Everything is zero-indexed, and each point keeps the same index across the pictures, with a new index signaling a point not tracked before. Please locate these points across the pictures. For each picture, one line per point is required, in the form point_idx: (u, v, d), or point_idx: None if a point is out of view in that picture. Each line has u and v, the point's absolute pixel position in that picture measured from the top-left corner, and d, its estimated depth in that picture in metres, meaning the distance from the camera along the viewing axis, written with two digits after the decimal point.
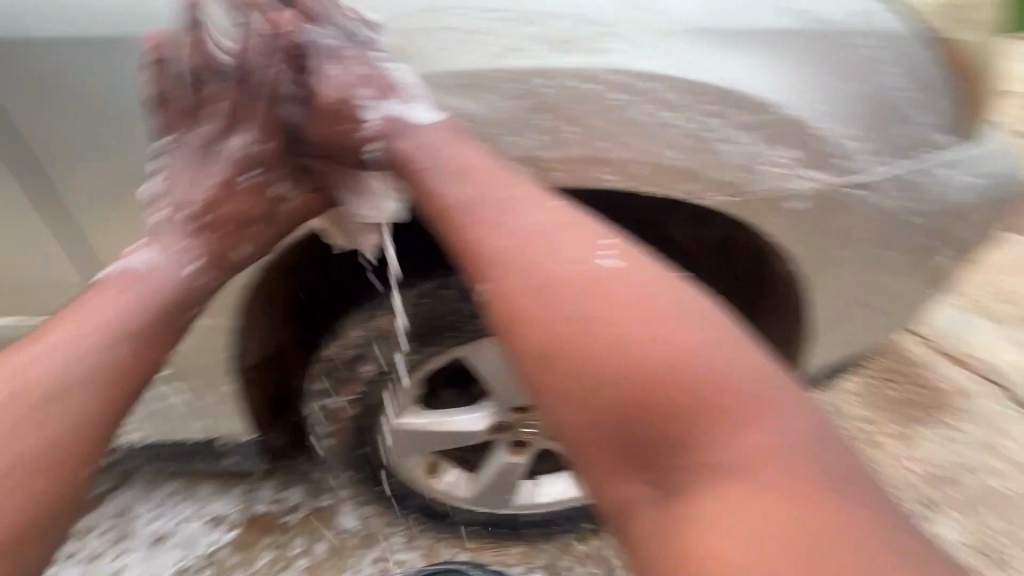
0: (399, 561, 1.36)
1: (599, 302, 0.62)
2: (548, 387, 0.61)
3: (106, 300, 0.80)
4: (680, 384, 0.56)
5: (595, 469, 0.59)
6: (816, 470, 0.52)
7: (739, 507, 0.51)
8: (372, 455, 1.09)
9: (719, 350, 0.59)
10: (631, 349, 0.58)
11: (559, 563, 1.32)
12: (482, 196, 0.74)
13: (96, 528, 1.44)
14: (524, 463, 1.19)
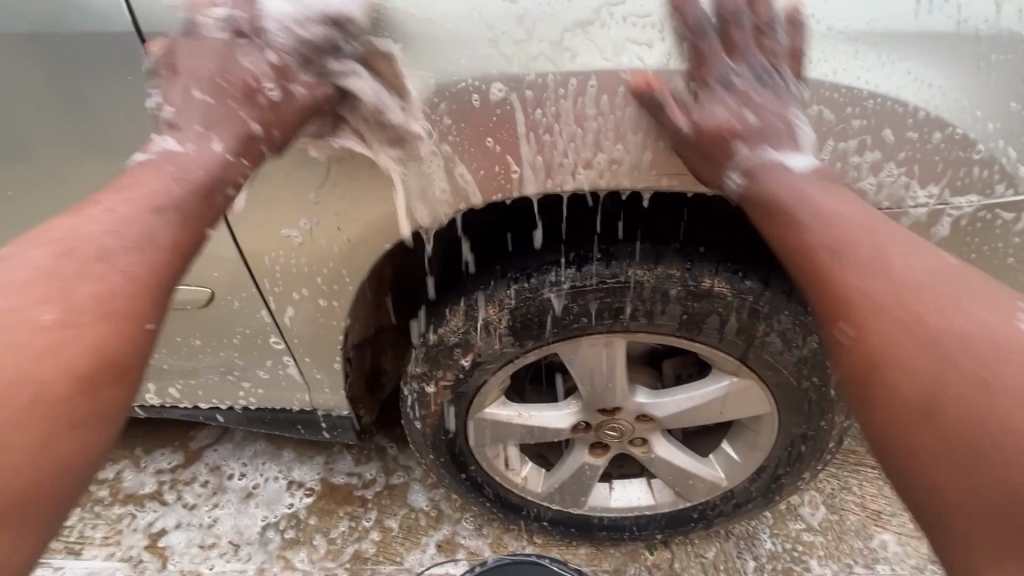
0: (466, 546, 1.38)
1: (938, 314, 0.58)
2: (878, 392, 0.60)
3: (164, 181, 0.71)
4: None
5: (926, 488, 0.55)
6: None
7: None
8: (455, 442, 1.12)
9: None
10: (987, 363, 0.53)
11: (626, 570, 1.31)
12: (800, 200, 0.71)
13: (193, 480, 1.56)
14: (602, 466, 1.19)
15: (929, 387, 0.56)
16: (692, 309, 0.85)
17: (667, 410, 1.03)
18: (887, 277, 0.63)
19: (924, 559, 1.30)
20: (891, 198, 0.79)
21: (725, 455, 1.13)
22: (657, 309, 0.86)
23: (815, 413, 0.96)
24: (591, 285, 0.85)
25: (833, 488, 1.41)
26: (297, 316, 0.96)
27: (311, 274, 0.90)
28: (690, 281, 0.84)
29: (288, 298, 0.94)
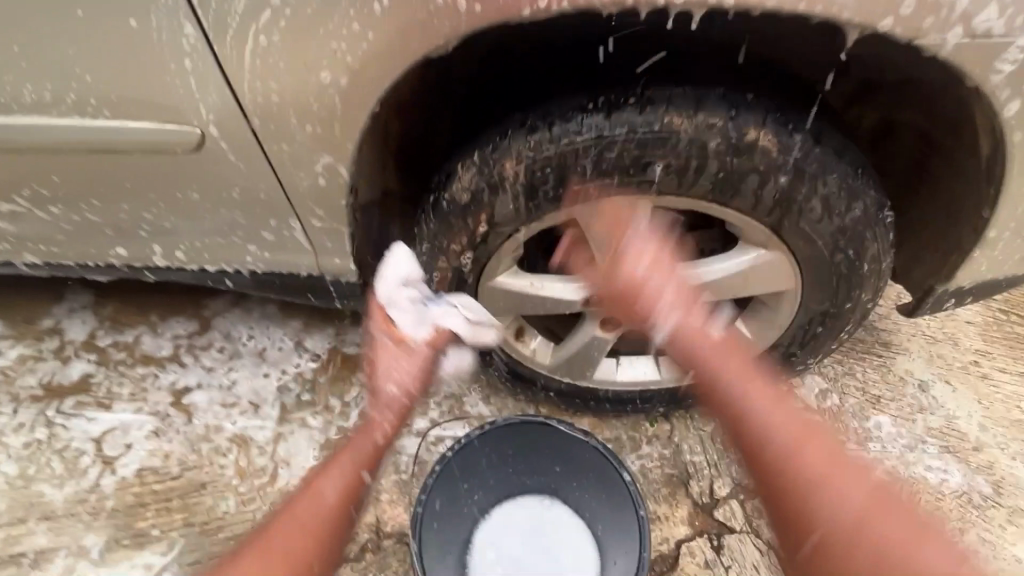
0: (474, 413, 1.43)
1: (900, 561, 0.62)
2: None
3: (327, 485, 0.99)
4: None
5: None
6: None
7: None
8: (466, 312, 1.10)
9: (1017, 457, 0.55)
10: None
11: (626, 438, 1.36)
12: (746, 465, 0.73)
13: (210, 346, 1.60)
14: (611, 340, 1.19)
15: None
16: (731, 166, 0.79)
17: (686, 284, 0.99)
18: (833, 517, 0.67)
19: (917, 439, 1.34)
20: (978, 22, 0.69)
21: (737, 334, 1.11)
22: (691, 167, 0.80)
23: (843, 286, 0.91)
24: (625, 136, 0.78)
25: (834, 373, 1.44)
26: (294, 166, 0.88)
27: (316, 113, 0.81)
28: (733, 134, 0.77)
29: (288, 146, 0.85)
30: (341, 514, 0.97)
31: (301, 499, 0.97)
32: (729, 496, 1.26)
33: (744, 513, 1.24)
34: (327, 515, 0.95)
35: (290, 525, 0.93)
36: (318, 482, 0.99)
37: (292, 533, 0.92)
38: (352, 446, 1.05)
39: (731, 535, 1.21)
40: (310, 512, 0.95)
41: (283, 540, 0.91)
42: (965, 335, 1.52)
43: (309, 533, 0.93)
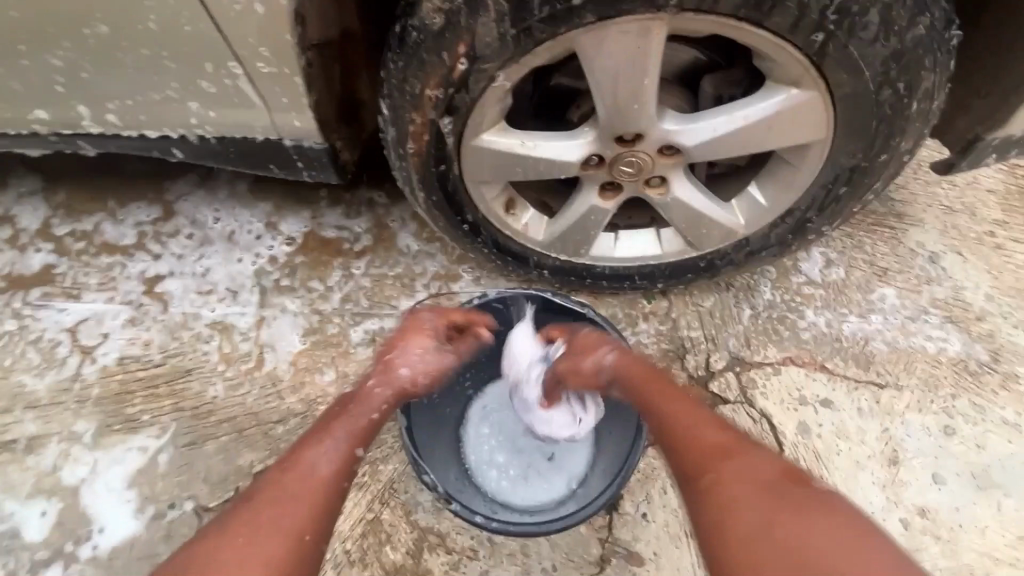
0: (462, 295, 1.37)
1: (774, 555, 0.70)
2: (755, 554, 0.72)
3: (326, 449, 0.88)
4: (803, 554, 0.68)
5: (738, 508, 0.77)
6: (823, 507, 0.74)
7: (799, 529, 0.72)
8: (449, 179, 0.97)
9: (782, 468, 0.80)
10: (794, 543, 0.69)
11: (622, 316, 1.31)
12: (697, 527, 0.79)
13: (177, 232, 1.48)
14: (611, 211, 1.08)
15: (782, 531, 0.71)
16: None
17: (699, 139, 0.86)
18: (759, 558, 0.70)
19: (920, 310, 1.30)
20: None
21: (749, 199, 1.01)
22: None
23: (884, 134, 0.81)
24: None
25: (842, 246, 1.36)
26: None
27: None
28: None
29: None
30: (335, 490, 0.85)
31: (278, 474, 0.84)
32: (724, 369, 1.24)
33: (739, 384, 1.22)
34: (299, 513, 0.80)
35: (271, 493, 0.81)
36: (305, 450, 0.87)
37: (250, 530, 0.77)
38: (348, 414, 0.95)
39: (725, 406, 1.20)
40: (271, 511, 0.79)
41: (244, 530, 0.77)
42: (984, 205, 1.43)
43: (275, 515, 0.79)
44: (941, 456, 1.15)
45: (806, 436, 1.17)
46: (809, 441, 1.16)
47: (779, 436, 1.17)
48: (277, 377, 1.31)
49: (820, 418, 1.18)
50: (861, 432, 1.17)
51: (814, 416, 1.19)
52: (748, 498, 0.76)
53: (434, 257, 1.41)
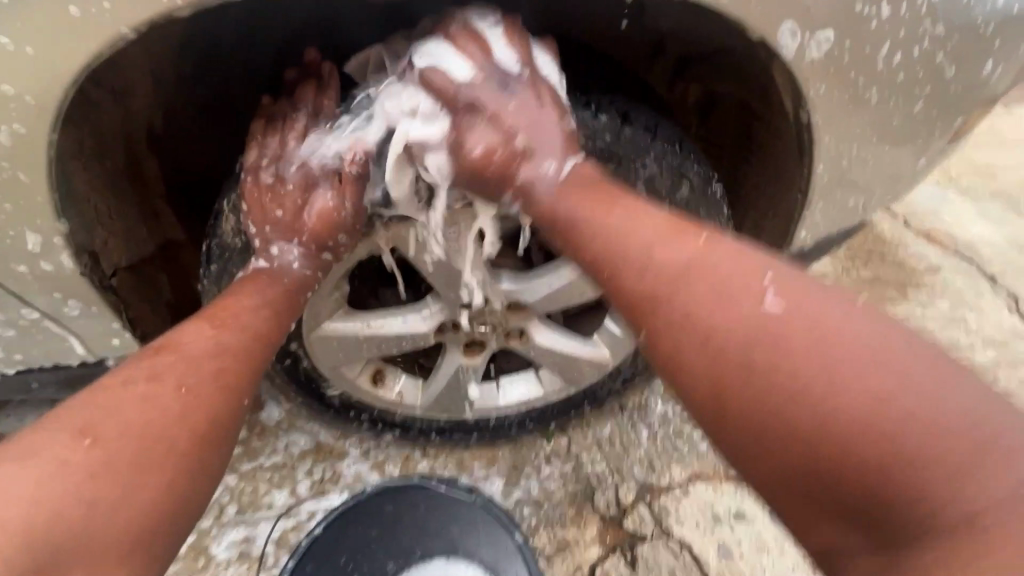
0: (347, 474, 1.25)
1: (824, 401, 0.49)
2: (724, 395, 0.55)
3: (172, 360, 0.64)
4: (863, 438, 0.46)
5: (720, 387, 0.56)
6: (832, 355, 0.50)
7: (798, 397, 0.50)
8: (299, 368, 0.93)
9: (840, 338, 0.51)
10: (847, 417, 0.48)
11: (525, 462, 1.25)
12: (696, 332, 0.59)
13: None
14: (481, 367, 1.06)
15: (792, 427, 0.50)
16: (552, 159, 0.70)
17: (538, 293, 0.90)
18: (756, 358, 0.54)
19: None
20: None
21: (609, 332, 1.04)
22: None
23: None
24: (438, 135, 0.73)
25: None
26: None
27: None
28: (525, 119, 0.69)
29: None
30: (180, 423, 0.60)
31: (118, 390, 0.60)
32: (636, 501, 1.19)
33: (653, 516, 1.17)
34: (149, 419, 0.59)
35: (134, 376, 0.62)
36: (164, 351, 0.65)
37: (108, 410, 0.58)
38: (219, 316, 0.71)
39: (643, 543, 1.14)
40: (137, 389, 0.60)
41: (96, 426, 0.56)
42: None
43: (119, 479, 0.54)
44: None
45: (728, 558, 1.12)
46: (732, 564, 1.11)
47: (703, 567, 1.11)
48: None
49: (738, 535, 1.15)
50: (779, 541, 1.14)
51: (732, 535, 1.15)
52: (724, 363, 0.56)
53: (314, 436, 1.30)
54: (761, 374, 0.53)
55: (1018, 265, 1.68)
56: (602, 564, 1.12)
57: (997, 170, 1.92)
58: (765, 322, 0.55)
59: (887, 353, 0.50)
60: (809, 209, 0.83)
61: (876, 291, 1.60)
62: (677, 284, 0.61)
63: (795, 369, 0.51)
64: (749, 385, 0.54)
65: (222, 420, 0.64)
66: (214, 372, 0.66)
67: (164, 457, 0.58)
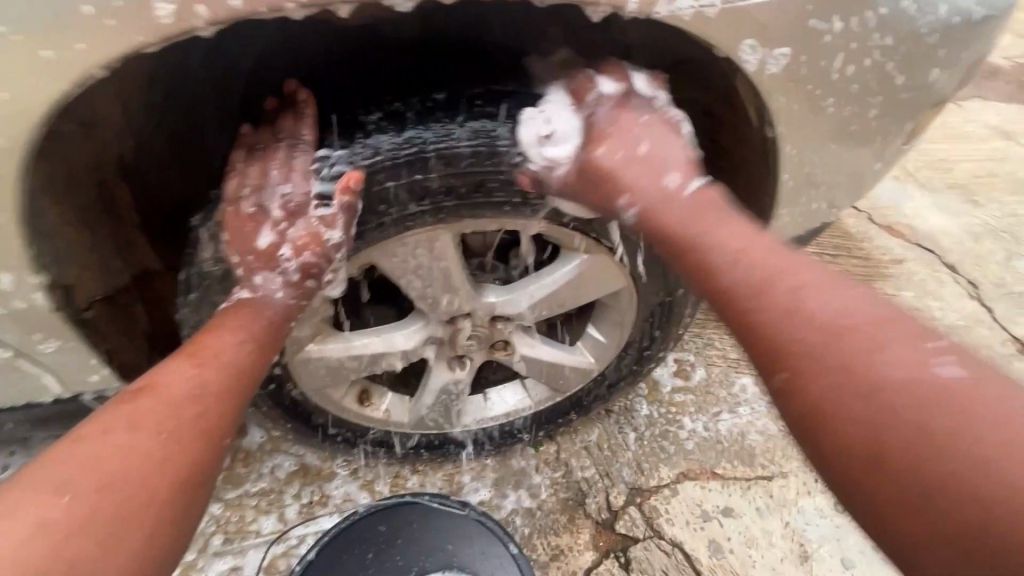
0: (336, 495, 1.24)
1: (930, 424, 0.49)
2: (822, 399, 0.55)
3: (152, 403, 0.63)
4: (965, 471, 0.47)
5: (815, 390, 0.56)
6: (940, 386, 0.51)
7: (901, 413, 0.51)
8: (283, 393, 0.92)
9: (955, 375, 0.52)
10: (950, 444, 0.48)
11: (515, 472, 1.25)
12: (796, 340, 0.58)
13: None
14: (467, 380, 1.07)
15: (898, 443, 0.50)
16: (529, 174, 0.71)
17: (521, 305, 0.91)
18: (859, 370, 0.54)
19: None
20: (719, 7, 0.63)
21: (592, 340, 1.05)
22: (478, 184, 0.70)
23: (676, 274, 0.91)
24: (416, 148, 0.67)
25: (697, 346, 1.46)
26: None
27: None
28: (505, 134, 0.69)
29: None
30: (160, 467, 0.59)
31: (95, 437, 0.59)
32: (626, 504, 1.20)
33: (644, 517, 1.18)
34: (129, 470, 0.57)
35: (113, 424, 0.60)
36: (145, 393, 0.64)
37: (87, 462, 0.56)
38: (200, 355, 0.70)
39: (636, 546, 1.15)
40: (116, 435, 0.59)
41: (76, 479, 0.55)
42: None
43: (96, 531, 0.52)
44: (844, 536, 1.17)
45: (719, 555, 1.14)
46: (723, 560, 1.14)
47: (696, 565, 1.13)
48: None
49: (727, 531, 1.17)
50: (767, 535, 1.17)
51: (721, 531, 1.17)
52: (824, 373, 0.56)
53: (301, 459, 1.28)
54: (865, 386, 0.53)
55: (976, 253, 1.76)
56: (597, 569, 1.12)
57: (951, 163, 2.01)
58: (880, 344, 0.55)
59: (996, 395, 0.50)
60: (776, 215, 0.88)
61: None
62: (787, 290, 0.61)
63: (903, 391, 0.52)
64: (846, 392, 0.54)
65: (204, 464, 0.62)
66: (194, 417, 0.64)
67: (145, 505, 0.56)
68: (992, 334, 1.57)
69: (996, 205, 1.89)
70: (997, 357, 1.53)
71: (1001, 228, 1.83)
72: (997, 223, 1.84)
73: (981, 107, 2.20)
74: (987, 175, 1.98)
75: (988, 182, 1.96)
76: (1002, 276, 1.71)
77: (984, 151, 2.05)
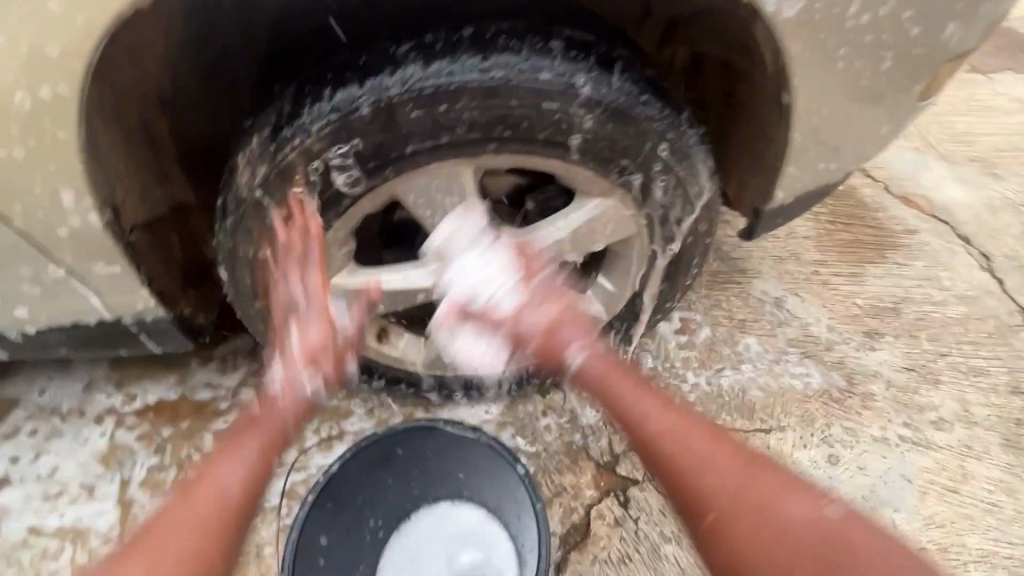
0: (352, 431, 1.31)
1: (829, 561, 0.99)
2: (754, 556, 1.04)
3: (235, 454, 0.91)
4: (822, 563, 0.99)
5: (774, 550, 1.02)
6: (829, 535, 1.02)
7: (805, 558, 1.00)
8: (308, 324, 0.97)
9: (857, 522, 1.03)
10: (844, 568, 0.97)
11: (521, 416, 1.31)
12: (742, 524, 1.06)
13: (18, 431, 1.32)
14: (480, 322, 1.11)
15: (818, 555, 0.99)
16: (550, 110, 0.73)
17: (533, 247, 0.94)
18: (821, 554, 0.99)
19: (780, 351, 1.43)
20: None
21: (601, 288, 1.10)
22: (501, 119, 0.72)
23: (687, 220, 0.94)
24: (440, 82, 0.69)
25: (703, 307, 1.49)
26: (10, 199, 0.67)
27: (24, 129, 0.62)
28: (526, 70, 0.71)
29: (13, 189, 0.67)
30: (237, 504, 0.87)
31: (197, 489, 0.87)
32: (627, 450, 1.26)
33: (644, 462, 1.24)
34: (216, 522, 0.85)
35: (209, 469, 0.89)
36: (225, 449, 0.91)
37: (194, 513, 0.85)
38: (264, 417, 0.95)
39: (635, 487, 1.21)
40: (215, 485, 0.88)
41: (187, 521, 0.84)
42: (803, 250, 1.66)
43: (196, 558, 0.81)
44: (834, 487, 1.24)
45: None
46: None
47: None
48: None
49: None
50: None
51: None
52: (790, 557, 1.01)
53: None
54: (808, 553, 1.01)
55: (991, 226, 1.75)
56: (597, 507, 1.19)
57: (973, 136, 1.98)
58: (815, 518, 1.04)
59: (875, 540, 1.01)
60: (784, 170, 0.91)
61: (857, 253, 1.66)
62: (771, 503, 1.08)
63: (833, 560, 0.99)
64: (790, 544, 1.02)
65: (257, 498, 0.90)
66: (257, 466, 0.91)
67: (225, 529, 0.85)
68: (1000, 305, 1.58)
69: (1016, 179, 1.87)
70: (1003, 327, 1.55)
71: (1019, 202, 1.81)
72: (1016, 197, 1.82)
73: (1011, 79, 2.14)
74: (1010, 148, 1.95)
75: (1010, 156, 1.93)
76: (1015, 249, 1.71)
77: (1009, 125, 2.01)
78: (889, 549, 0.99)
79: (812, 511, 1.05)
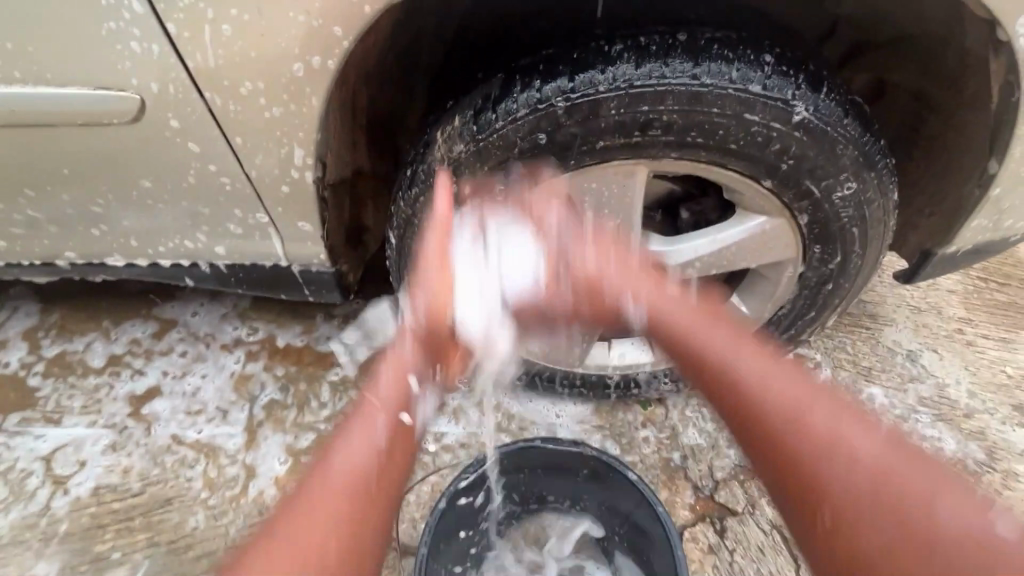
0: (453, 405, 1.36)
1: (883, 479, 0.65)
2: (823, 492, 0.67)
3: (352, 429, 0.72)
4: (887, 498, 0.64)
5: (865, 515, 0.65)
6: (893, 491, 0.64)
7: (863, 479, 0.66)
8: None
9: (907, 470, 0.65)
10: (853, 471, 0.66)
11: (620, 423, 1.31)
12: (784, 400, 0.73)
13: (169, 350, 1.51)
14: (604, 323, 1.12)
15: (871, 463, 0.66)
16: (751, 121, 0.73)
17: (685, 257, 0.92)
18: (821, 452, 0.69)
19: (910, 408, 1.32)
20: None
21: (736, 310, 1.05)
22: (701, 124, 0.74)
23: (855, 252, 0.89)
24: (650, 84, 0.72)
25: (825, 346, 1.41)
26: (250, 152, 0.75)
27: (287, 95, 0.69)
28: (737, 79, 0.72)
29: (261, 145, 0.74)
30: (378, 465, 0.70)
31: (305, 490, 0.67)
32: (728, 478, 1.22)
33: (745, 495, 1.20)
34: (331, 513, 0.65)
35: (332, 447, 0.71)
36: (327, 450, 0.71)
37: (296, 548, 0.61)
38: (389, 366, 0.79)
39: (733, 518, 1.17)
40: (330, 487, 0.67)
41: (281, 543, 0.62)
42: (947, 304, 1.52)
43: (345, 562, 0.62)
44: None
45: None
46: None
47: (793, 550, 1.14)
48: (263, 504, 1.25)
49: None
50: None
51: None
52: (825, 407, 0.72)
53: None
54: (841, 480, 0.67)
55: None
56: (691, 529, 1.16)
57: None
58: (872, 453, 0.67)
59: (921, 480, 0.65)
60: (980, 210, 0.89)
61: (1012, 317, 1.50)
62: (830, 449, 0.68)
63: (886, 512, 0.64)
64: (840, 479, 0.67)
65: (387, 485, 0.70)
66: (373, 426, 0.73)
67: (355, 526, 0.65)
68: None
69: None
70: None
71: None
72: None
73: None
74: None
75: None
76: None
77: None
78: (932, 496, 0.63)
79: (873, 450, 0.67)
